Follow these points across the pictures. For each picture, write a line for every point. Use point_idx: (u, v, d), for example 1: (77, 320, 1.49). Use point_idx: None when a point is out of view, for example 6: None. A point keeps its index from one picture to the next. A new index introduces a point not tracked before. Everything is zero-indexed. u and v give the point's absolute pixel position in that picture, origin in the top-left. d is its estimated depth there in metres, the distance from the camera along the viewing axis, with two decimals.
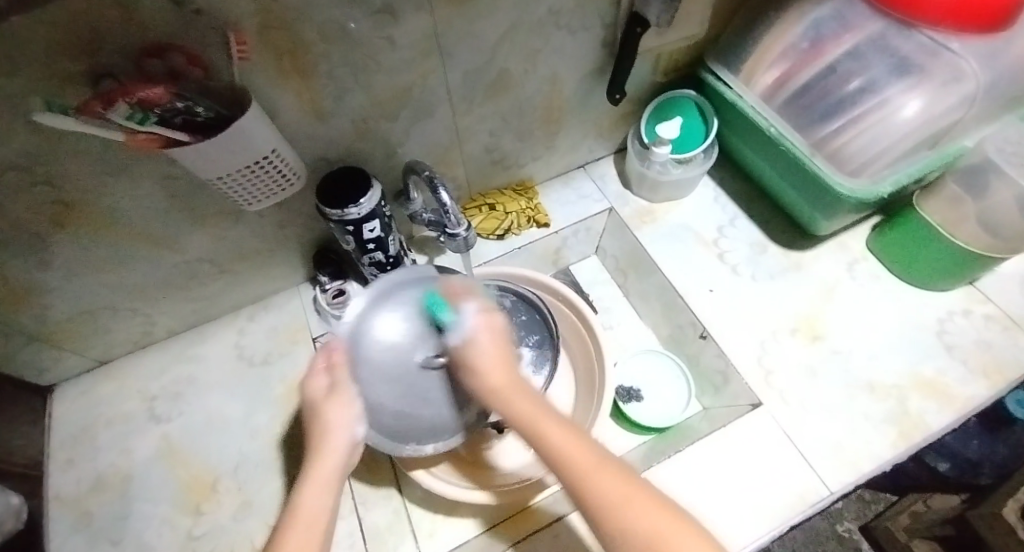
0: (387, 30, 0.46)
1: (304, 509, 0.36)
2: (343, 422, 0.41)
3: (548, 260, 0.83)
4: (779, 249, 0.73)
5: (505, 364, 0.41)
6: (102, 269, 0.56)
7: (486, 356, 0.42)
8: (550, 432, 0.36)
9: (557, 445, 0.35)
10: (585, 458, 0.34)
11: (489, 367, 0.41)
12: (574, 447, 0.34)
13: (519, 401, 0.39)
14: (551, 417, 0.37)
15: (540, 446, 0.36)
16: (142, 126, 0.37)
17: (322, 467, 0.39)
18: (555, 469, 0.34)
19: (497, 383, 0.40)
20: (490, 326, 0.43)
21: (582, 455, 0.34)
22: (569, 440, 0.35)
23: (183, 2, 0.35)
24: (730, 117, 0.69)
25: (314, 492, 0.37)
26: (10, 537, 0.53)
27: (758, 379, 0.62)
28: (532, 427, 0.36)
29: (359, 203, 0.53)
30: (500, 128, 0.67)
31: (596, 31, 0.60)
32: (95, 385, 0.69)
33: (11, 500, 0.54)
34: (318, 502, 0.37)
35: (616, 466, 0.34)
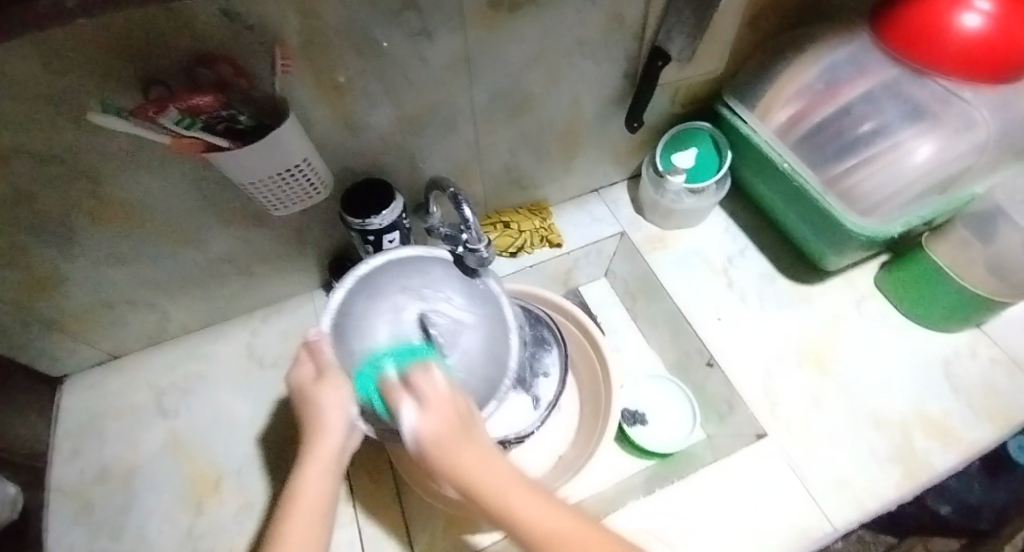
0: (422, 50, 0.48)
1: (303, 495, 0.37)
2: (334, 407, 0.40)
3: (558, 279, 0.84)
4: (787, 282, 0.74)
5: (467, 442, 0.35)
6: (125, 263, 0.58)
7: (438, 423, 0.35)
8: (523, 510, 0.32)
9: (531, 525, 0.31)
10: (551, 521, 0.31)
11: (436, 428, 0.35)
12: (539, 514, 0.32)
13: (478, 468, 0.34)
14: (512, 479, 0.34)
15: (507, 522, 0.32)
16: (189, 130, 0.37)
17: (322, 448, 0.39)
18: (521, 541, 0.32)
19: (459, 476, 0.34)
20: (438, 407, 0.36)
21: (562, 529, 0.31)
22: (544, 515, 0.32)
23: (236, 16, 0.37)
24: (744, 150, 0.71)
25: (314, 475, 0.38)
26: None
27: (764, 409, 0.63)
28: (500, 509, 0.32)
29: (382, 214, 0.54)
30: (520, 148, 0.69)
31: (619, 61, 0.62)
32: (106, 377, 0.70)
33: (7, 490, 0.54)
34: (319, 485, 0.38)
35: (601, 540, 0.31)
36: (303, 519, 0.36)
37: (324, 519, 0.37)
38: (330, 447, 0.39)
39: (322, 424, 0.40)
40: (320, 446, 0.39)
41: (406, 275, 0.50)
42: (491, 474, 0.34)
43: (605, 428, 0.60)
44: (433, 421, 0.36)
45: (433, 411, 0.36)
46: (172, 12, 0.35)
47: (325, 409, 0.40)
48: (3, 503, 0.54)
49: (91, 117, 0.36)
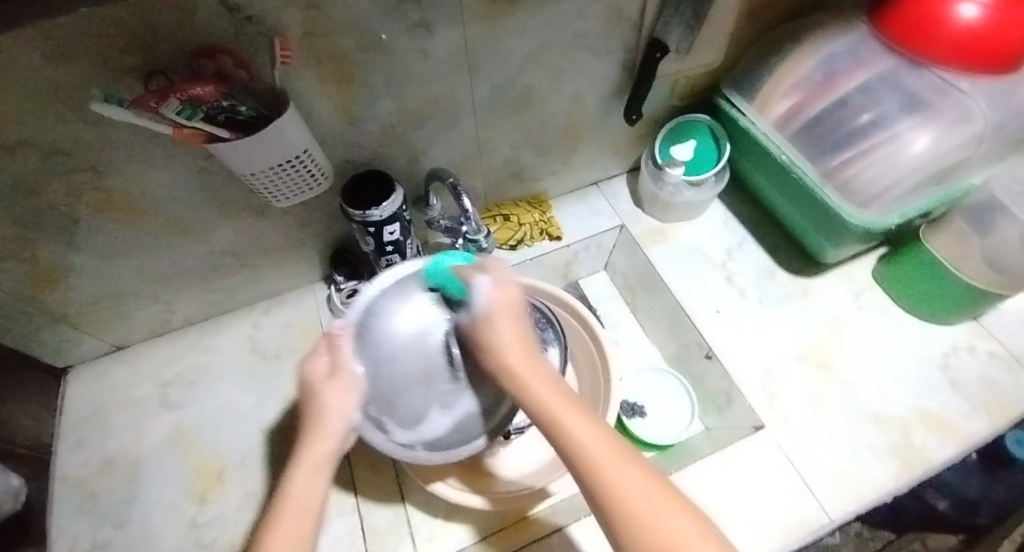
0: (421, 43, 0.48)
1: (294, 497, 0.35)
2: (336, 410, 0.38)
3: (557, 273, 0.85)
4: (786, 275, 0.74)
5: (524, 336, 0.39)
6: (129, 256, 0.58)
7: (503, 315, 0.39)
8: (571, 418, 0.34)
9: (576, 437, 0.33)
10: (591, 434, 0.34)
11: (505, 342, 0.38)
12: (582, 423, 0.34)
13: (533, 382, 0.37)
14: (556, 389, 0.37)
15: (557, 434, 0.34)
16: (190, 122, 0.38)
17: (317, 448, 0.37)
18: (560, 445, 0.34)
19: (509, 355, 0.37)
20: (506, 299, 0.40)
21: (603, 448, 0.33)
22: (591, 431, 0.34)
23: (237, 8, 0.38)
24: (743, 143, 0.71)
25: (305, 472, 0.36)
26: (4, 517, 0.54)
27: (761, 401, 0.63)
28: (547, 408, 0.35)
29: (382, 206, 0.54)
30: (520, 142, 0.69)
31: (619, 54, 0.62)
32: (109, 369, 0.70)
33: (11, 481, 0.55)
34: (308, 489, 0.36)
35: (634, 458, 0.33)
36: (289, 523, 0.33)
37: (313, 524, 0.34)
38: (327, 446, 0.37)
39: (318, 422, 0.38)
40: (318, 448, 0.37)
41: None
42: (538, 374, 0.37)
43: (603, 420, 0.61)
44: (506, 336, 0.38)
45: (503, 287, 0.41)
46: (174, 3, 0.35)
47: (327, 406, 0.38)
48: (9, 493, 0.54)
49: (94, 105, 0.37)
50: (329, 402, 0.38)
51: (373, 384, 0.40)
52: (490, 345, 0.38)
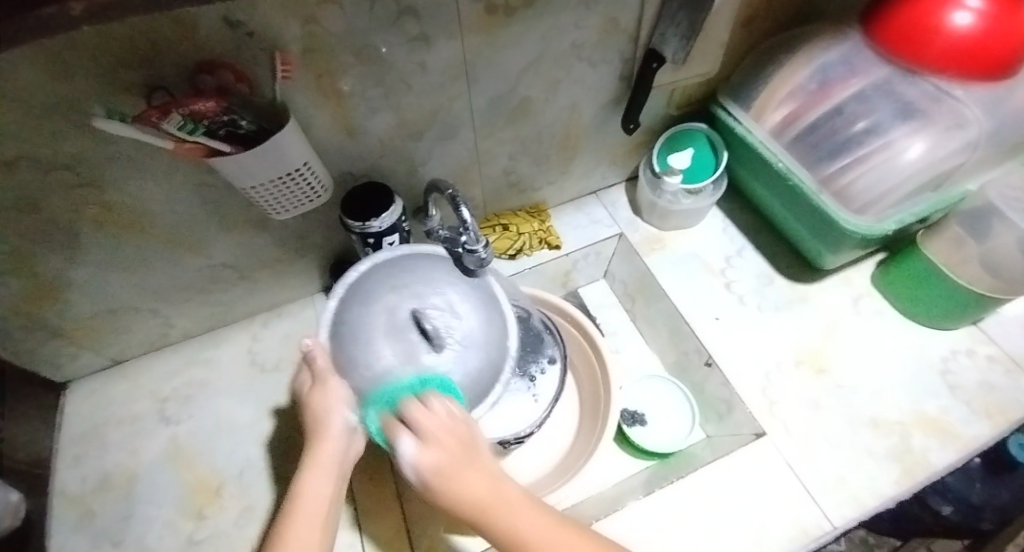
0: (420, 56, 0.49)
1: (307, 494, 0.40)
2: (330, 414, 0.42)
3: (556, 282, 0.85)
4: (785, 282, 0.74)
5: (452, 466, 0.37)
6: (129, 269, 0.58)
7: (432, 456, 0.37)
8: (505, 518, 0.37)
9: (516, 526, 0.37)
10: (541, 539, 0.36)
11: (440, 461, 0.37)
12: (527, 523, 0.37)
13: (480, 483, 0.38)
14: (485, 504, 0.37)
15: (491, 530, 0.37)
16: (191, 135, 0.38)
17: (323, 451, 0.42)
18: (496, 541, 0.37)
19: (433, 484, 0.37)
20: (437, 420, 0.38)
21: (543, 541, 0.36)
22: (537, 521, 0.37)
23: (237, 24, 0.38)
24: (740, 151, 0.71)
25: (315, 474, 0.41)
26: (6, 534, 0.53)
27: (762, 408, 0.63)
28: (478, 514, 0.37)
29: (381, 217, 0.54)
30: (518, 152, 0.70)
31: (615, 65, 0.63)
32: (109, 383, 0.70)
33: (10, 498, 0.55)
34: (322, 488, 0.41)
35: (571, 527, 0.38)
36: (305, 520, 0.39)
37: (325, 514, 0.40)
38: (331, 449, 0.42)
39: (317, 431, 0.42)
40: (322, 451, 0.42)
41: (394, 275, 0.50)
42: (468, 493, 0.37)
43: (604, 429, 0.61)
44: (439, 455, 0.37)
45: (431, 438, 0.37)
46: (175, 19, 0.36)
47: (322, 413, 0.43)
48: (9, 509, 0.52)
49: (96, 121, 0.37)
50: (323, 409, 0.43)
51: (358, 387, 0.43)
52: (421, 472, 0.37)
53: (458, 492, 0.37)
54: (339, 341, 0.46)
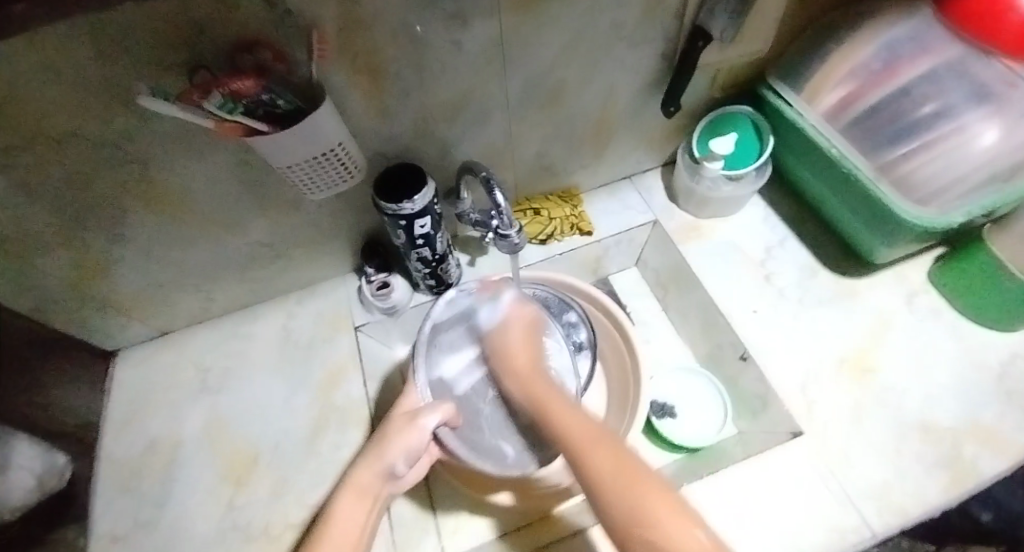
0: (455, 34, 0.48)
1: (346, 513, 0.47)
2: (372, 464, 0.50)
3: (587, 268, 0.84)
4: (829, 276, 0.71)
5: (528, 350, 0.57)
6: (172, 246, 0.60)
7: (517, 343, 0.57)
8: (561, 410, 0.48)
9: (558, 415, 0.47)
10: (574, 423, 0.45)
11: (520, 347, 0.57)
12: (568, 415, 0.47)
13: (538, 383, 0.53)
14: (565, 404, 0.49)
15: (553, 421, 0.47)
16: (231, 115, 0.38)
17: (363, 475, 0.50)
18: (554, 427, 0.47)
19: (519, 358, 0.56)
20: (521, 318, 0.59)
21: (581, 428, 0.45)
22: (574, 421, 0.46)
23: (277, 3, 0.38)
24: (789, 137, 0.68)
25: (357, 514, 0.48)
26: (50, 497, 0.56)
27: (801, 407, 0.61)
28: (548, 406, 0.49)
29: (414, 199, 0.54)
30: (552, 135, 0.68)
31: (659, 44, 0.60)
32: (153, 353, 0.73)
33: (55, 461, 0.57)
34: (352, 518, 0.47)
35: (607, 440, 0.42)
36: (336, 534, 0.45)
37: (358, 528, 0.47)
38: (371, 473, 0.50)
39: (371, 464, 0.50)
40: (363, 475, 0.50)
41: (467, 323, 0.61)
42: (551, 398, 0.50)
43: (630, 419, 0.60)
44: (522, 344, 0.57)
45: (522, 341, 0.58)
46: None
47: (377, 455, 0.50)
48: (54, 472, 0.57)
49: (139, 100, 0.36)
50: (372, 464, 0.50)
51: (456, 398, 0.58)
52: (508, 353, 0.56)
53: (522, 369, 0.55)
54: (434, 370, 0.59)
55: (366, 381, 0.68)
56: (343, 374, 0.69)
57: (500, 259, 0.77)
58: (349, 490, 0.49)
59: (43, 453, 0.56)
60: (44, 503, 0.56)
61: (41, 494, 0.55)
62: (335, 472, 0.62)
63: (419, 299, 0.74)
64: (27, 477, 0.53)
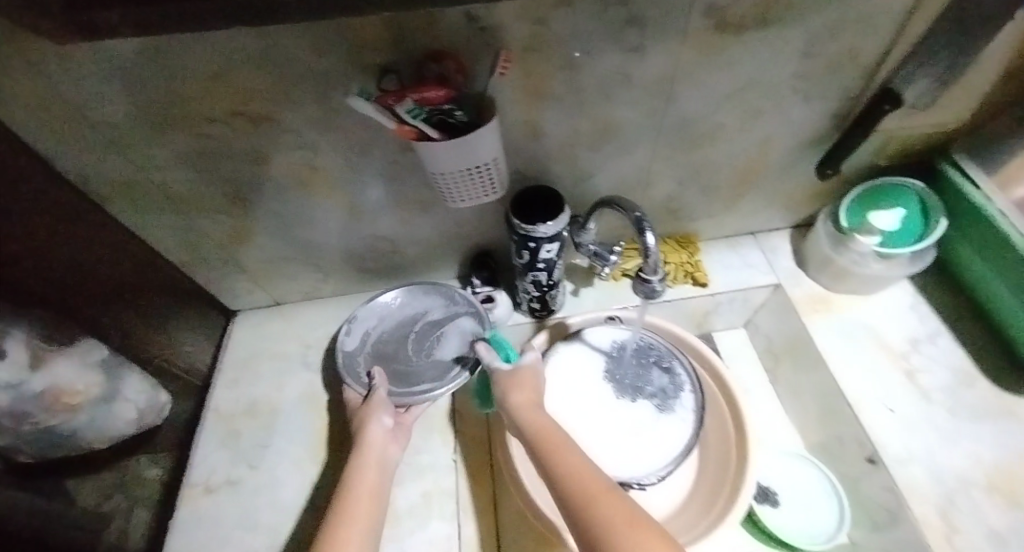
0: (630, 67, 0.47)
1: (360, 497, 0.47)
2: (373, 431, 0.56)
3: (692, 320, 0.79)
4: (987, 386, 0.61)
5: (539, 412, 0.49)
6: (309, 227, 0.64)
7: (529, 400, 0.50)
8: (569, 472, 0.41)
9: (566, 475, 0.40)
10: (586, 488, 0.39)
11: (522, 402, 0.50)
12: (578, 477, 0.40)
13: (552, 439, 0.45)
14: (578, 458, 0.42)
15: (561, 486, 0.40)
16: (413, 120, 0.39)
17: (367, 449, 0.53)
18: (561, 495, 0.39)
19: (528, 418, 0.48)
20: (526, 383, 0.54)
21: (597, 496, 0.38)
22: (585, 484, 0.39)
23: (476, 18, 0.39)
24: (965, 220, 0.61)
25: (372, 475, 0.50)
26: (144, 430, 0.61)
27: (943, 532, 0.52)
28: (553, 465, 0.42)
29: (547, 225, 0.53)
30: (689, 178, 0.65)
31: (833, 102, 0.56)
32: (265, 321, 0.78)
33: (157, 400, 0.61)
34: (367, 477, 0.50)
35: (630, 510, 0.36)
36: (355, 496, 0.47)
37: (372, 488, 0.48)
38: (375, 449, 0.54)
39: (373, 433, 0.55)
40: (367, 447, 0.54)
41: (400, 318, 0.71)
42: (562, 450, 0.43)
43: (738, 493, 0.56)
44: (524, 402, 0.51)
45: (527, 397, 0.51)
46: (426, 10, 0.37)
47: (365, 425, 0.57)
48: (153, 409, 0.61)
49: (348, 100, 0.39)
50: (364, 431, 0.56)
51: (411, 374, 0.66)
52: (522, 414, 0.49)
53: (532, 431, 0.47)
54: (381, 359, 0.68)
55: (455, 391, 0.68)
56: None
57: (606, 294, 0.75)
58: (357, 455, 0.53)
59: (150, 390, 0.60)
60: (137, 434, 0.60)
61: (136, 428, 0.59)
62: (413, 475, 0.62)
63: (517, 318, 0.73)
64: (129, 410, 0.57)
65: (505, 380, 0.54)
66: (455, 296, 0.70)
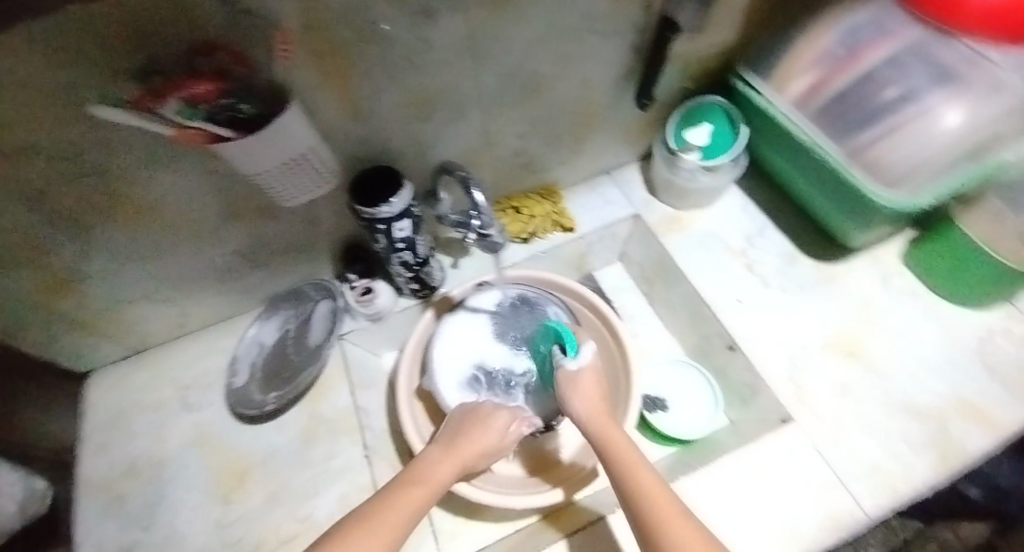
0: (425, 31, 0.47)
1: (394, 505, 0.43)
2: (476, 438, 0.52)
3: (571, 265, 0.83)
4: (810, 261, 0.72)
5: (597, 404, 0.53)
6: (142, 260, 0.58)
7: (588, 389, 0.53)
8: (638, 471, 0.46)
9: (635, 476, 0.45)
10: (655, 493, 0.43)
11: (586, 387, 0.53)
12: (647, 480, 0.44)
13: (610, 431, 0.50)
14: (636, 459, 0.47)
15: (631, 483, 0.45)
16: (191, 122, 0.37)
17: (436, 466, 0.49)
18: (630, 493, 0.44)
19: (587, 407, 0.52)
20: (596, 370, 0.56)
21: (664, 502, 0.43)
22: (654, 489, 0.44)
23: (233, 1, 0.37)
24: (763, 126, 0.68)
25: (448, 467, 0.49)
26: (31, 521, 0.54)
27: (790, 391, 0.61)
28: (622, 462, 0.47)
29: (391, 202, 0.53)
30: (529, 130, 0.68)
31: (629, 36, 0.60)
32: (128, 373, 0.71)
33: (35, 485, 0.54)
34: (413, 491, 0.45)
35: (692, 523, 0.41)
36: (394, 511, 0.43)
37: (414, 497, 0.45)
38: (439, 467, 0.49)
39: (484, 426, 0.53)
40: (422, 466, 0.49)
41: (268, 333, 0.70)
42: (621, 448, 0.48)
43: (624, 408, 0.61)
44: (590, 388, 0.54)
45: (588, 384, 0.54)
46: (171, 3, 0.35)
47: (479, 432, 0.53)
48: (36, 497, 0.54)
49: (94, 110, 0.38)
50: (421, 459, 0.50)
51: (296, 365, 0.67)
52: (581, 403, 0.52)
53: (592, 419, 0.51)
54: (269, 375, 0.67)
55: (353, 391, 0.68)
56: (328, 385, 0.68)
57: (483, 259, 0.76)
58: (451, 457, 0.50)
59: (24, 480, 0.53)
60: (24, 527, 0.54)
61: (21, 521, 0.52)
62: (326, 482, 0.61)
63: (404, 303, 0.72)
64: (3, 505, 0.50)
65: (566, 385, 0.54)
66: (310, 296, 0.72)
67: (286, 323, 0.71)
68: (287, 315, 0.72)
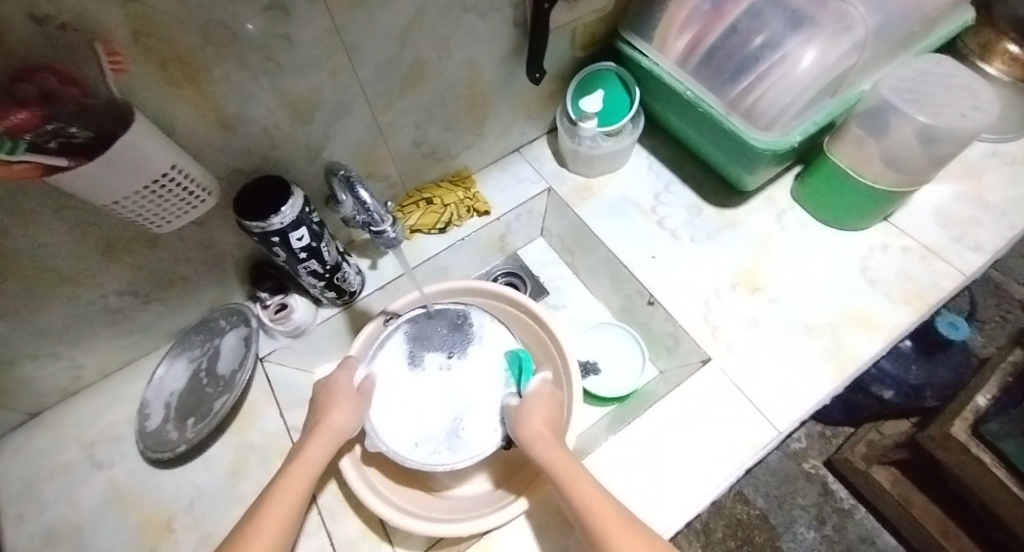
0: (282, 28, 0.44)
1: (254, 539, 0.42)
2: (337, 423, 0.53)
3: (494, 248, 0.84)
4: (713, 209, 0.75)
5: (541, 417, 0.54)
6: (11, 317, 0.52)
7: (534, 410, 0.54)
8: (577, 482, 0.46)
9: (576, 484, 0.46)
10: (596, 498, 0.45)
11: (532, 409, 0.54)
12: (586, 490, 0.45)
13: (550, 443, 0.50)
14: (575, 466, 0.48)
15: (571, 490, 0.46)
16: (13, 155, 0.33)
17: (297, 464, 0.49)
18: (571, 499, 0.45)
19: (531, 426, 0.53)
20: (543, 394, 0.57)
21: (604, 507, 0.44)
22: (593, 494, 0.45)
23: (44, 18, 0.33)
24: (652, 86, 0.71)
25: (318, 448, 0.51)
26: None
27: (706, 333, 0.64)
28: (559, 469, 0.48)
29: (282, 211, 0.50)
30: (425, 119, 0.66)
31: (505, 11, 0.60)
32: (27, 440, 0.64)
33: None
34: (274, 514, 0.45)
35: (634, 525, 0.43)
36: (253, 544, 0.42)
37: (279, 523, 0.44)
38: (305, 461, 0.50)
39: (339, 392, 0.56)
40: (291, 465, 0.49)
41: (178, 372, 0.67)
42: (562, 459, 0.49)
43: (569, 412, 0.58)
44: (537, 406, 0.55)
45: (536, 403, 0.55)
46: None
47: (329, 404, 0.55)
48: None
49: None
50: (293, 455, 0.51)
51: (208, 399, 0.63)
52: (524, 424, 0.53)
53: (535, 433, 0.52)
54: (182, 415, 0.63)
55: (283, 414, 0.65)
56: (255, 411, 0.65)
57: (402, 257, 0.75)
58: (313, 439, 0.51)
59: None
60: None
61: None
62: None
63: (324, 314, 0.70)
64: None
65: (515, 416, 0.55)
66: (218, 325, 0.68)
67: (193, 358, 0.67)
68: (193, 349, 0.68)
